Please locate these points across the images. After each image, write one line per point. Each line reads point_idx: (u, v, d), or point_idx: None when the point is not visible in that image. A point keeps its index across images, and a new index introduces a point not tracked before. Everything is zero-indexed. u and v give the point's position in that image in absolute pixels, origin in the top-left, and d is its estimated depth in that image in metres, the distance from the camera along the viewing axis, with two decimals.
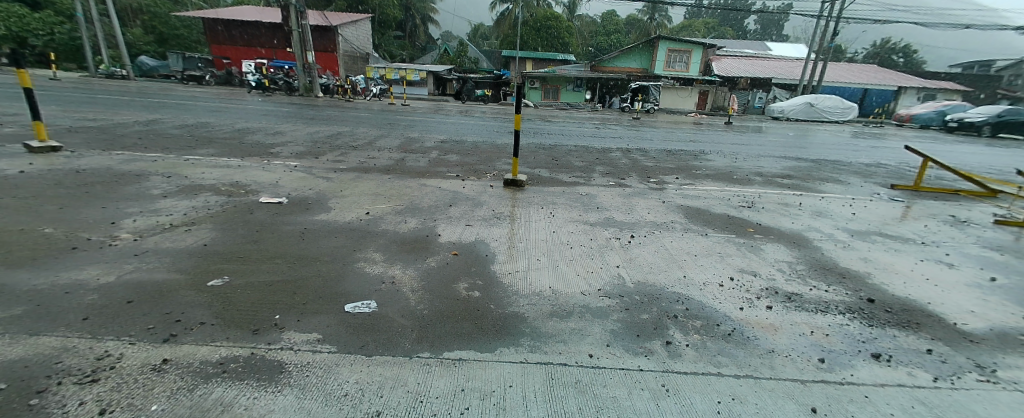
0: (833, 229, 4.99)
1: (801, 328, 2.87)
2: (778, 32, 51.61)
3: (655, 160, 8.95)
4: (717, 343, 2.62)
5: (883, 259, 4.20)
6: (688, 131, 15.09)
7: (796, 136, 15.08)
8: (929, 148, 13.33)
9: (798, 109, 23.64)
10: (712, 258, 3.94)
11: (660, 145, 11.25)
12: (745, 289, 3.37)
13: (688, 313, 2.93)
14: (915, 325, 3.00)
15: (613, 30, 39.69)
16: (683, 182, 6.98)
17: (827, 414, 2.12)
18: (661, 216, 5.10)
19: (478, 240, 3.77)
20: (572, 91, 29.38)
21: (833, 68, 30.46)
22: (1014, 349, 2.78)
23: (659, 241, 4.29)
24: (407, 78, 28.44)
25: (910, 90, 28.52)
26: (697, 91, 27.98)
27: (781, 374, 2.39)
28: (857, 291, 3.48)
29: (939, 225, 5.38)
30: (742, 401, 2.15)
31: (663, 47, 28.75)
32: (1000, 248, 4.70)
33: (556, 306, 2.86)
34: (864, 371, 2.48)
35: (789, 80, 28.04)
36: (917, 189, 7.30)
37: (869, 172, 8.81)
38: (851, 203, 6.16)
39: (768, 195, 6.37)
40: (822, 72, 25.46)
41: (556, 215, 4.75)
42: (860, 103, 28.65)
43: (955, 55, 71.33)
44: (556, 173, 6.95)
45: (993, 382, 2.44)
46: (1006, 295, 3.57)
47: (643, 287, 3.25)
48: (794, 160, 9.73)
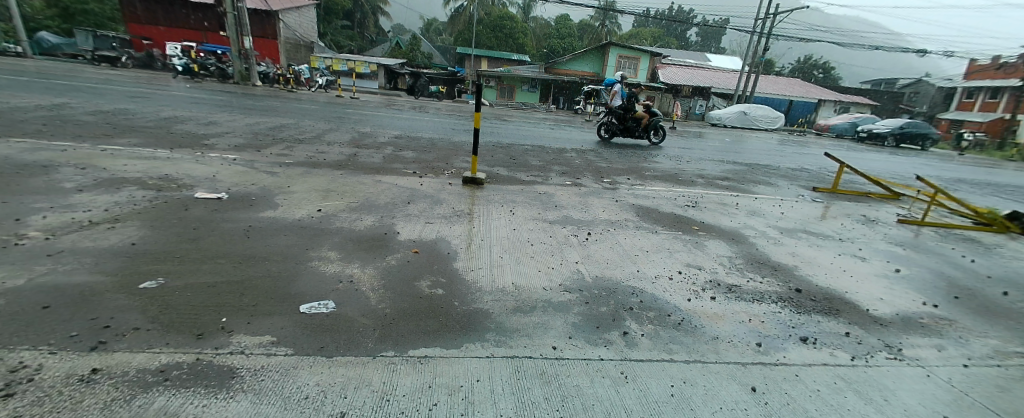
0: (765, 227, 5.44)
1: (741, 316, 3.10)
2: (716, 45, 54.62)
3: (608, 161, 9.29)
4: (669, 332, 2.78)
5: (807, 253, 4.64)
6: (637, 134, 15.69)
7: (733, 142, 16.21)
8: (845, 156, 14.79)
9: (734, 117, 25.39)
10: (661, 253, 4.18)
11: (611, 147, 11.67)
12: (692, 281, 3.60)
13: (643, 305, 3.10)
14: (836, 311, 3.35)
15: (566, 34, 39.80)
16: (635, 182, 7.30)
17: (766, 393, 2.31)
18: (616, 215, 5.30)
19: (440, 238, 3.73)
20: (527, 92, 30.15)
21: (763, 80, 32.98)
22: (915, 330, 3.18)
23: (613, 238, 4.48)
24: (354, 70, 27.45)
25: (827, 103, 31.45)
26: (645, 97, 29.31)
27: (725, 358, 2.58)
28: (787, 282, 3.82)
29: (853, 223, 6.02)
30: (693, 384, 2.31)
31: (614, 53, 29.75)
32: (903, 244, 5.33)
33: (520, 301, 2.93)
34: (795, 353, 2.73)
35: (726, 89, 30.00)
36: (834, 192, 8.07)
37: (795, 176, 9.65)
38: (780, 204, 6.72)
39: (709, 196, 6.80)
40: (754, 83, 27.47)
41: (517, 213, 4.80)
42: (785, 113, 31.24)
43: (865, 73, 79.17)
44: (515, 172, 7.01)
45: (899, 359, 2.78)
46: (907, 284, 4.07)
47: (601, 282, 3.40)
48: (732, 164, 10.46)
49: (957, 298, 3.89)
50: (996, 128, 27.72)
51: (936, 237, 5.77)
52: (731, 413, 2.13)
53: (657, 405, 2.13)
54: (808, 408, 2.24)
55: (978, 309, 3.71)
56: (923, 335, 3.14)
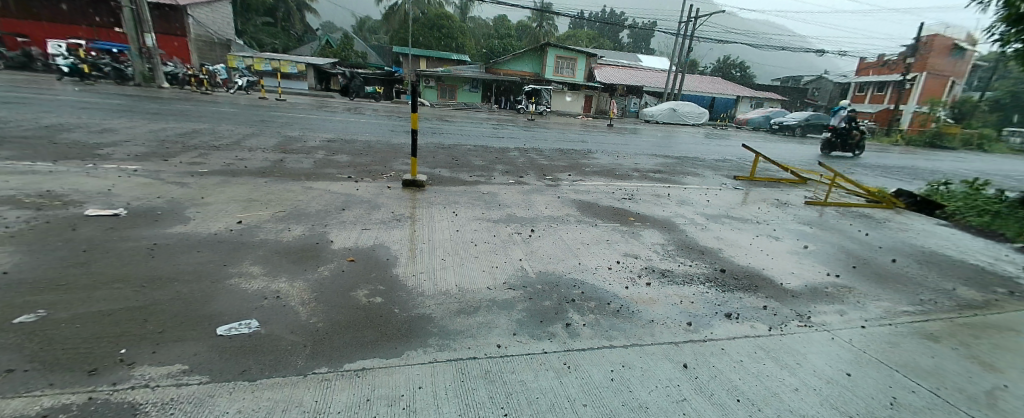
0: (694, 214, 5.77)
1: (673, 299, 3.45)
2: (646, 47, 57.11)
3: (550, 158, 9.43)
4: (608, 320, 3.04)
5: (731, 236, 4.98)
6: (577, 132, 16.08)
7: (665, 137, 17.08)
8: (762, 147, 16.09)
9: (665, 114, 26.76)
10: (601, 245, 4.34)
11: (552, 145, 11.87)
12: (629, 270, 3.87)
13: (584, 296, 3.32)
14: (755, 287, 3.77)
15: (505, 34, 40.00)
16: (575, 178, 7.46)
17: (696, 370, 2.62)
18: (558, 211, 5.37)
19: (378, 243, 3.58)
20: (468, 92, 29.98)
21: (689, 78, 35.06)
22: (820, 299, 3.67)
23: (555, 233, 4.55)
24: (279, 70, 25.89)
25: (746, 99, 34.05)
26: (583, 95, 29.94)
27: (660, 339, 2.90)
28: (712, 263, 4.17)
29: (770, 207, 6.53)
30: (630, 366, 2.58)
31: (552, 53, 30.26)
32: (812, 223, 5.87)
33: (464, 303, 2.91)
34: (720, 328, 3.10)
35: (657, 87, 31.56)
36: (752, 179, 8.71)
37: (720, 166, 10.33)
38: (708, 193, 7.15)
39: (643, 188, 7.08)
40: (681, 81, 29.13)
41: (459, 214, 4.73)
42: (710, 109, 33.45)
43: (777, 72, 86.69)
44: (457, 173, 6.93)
45: (809, 326, 3.23)
46: (814, 258, 4.55)
47: (545, 276, 3.54)
48: (664, 158, 10.99)
49: (855, 267, 4.43)
50: (885, 118, 31.61)
51: (838, 216, 6.41)
52: (667, 390, 2.42)
53: (600, 389, 2.35)
54: (733, 379, 2.57)
55: (870, 276, 4.25)
56: (828, 302, 3.62)
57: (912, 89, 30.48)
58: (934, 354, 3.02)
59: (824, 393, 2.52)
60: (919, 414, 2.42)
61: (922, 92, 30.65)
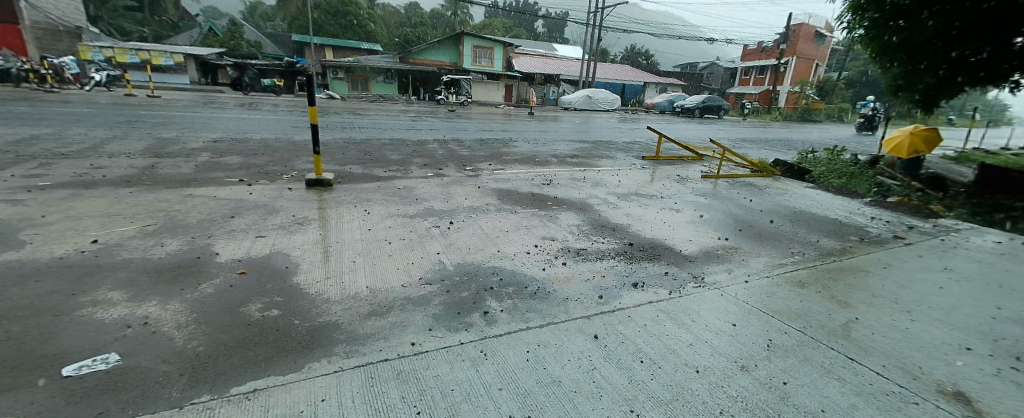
0: (606, 194, 6.05)
1: (586, 275, 3.61)
2: (561, 37, 58.82)
3: (470, 149, 9.36)
4: (525, 302, 3.11)
5: (639, 212, 5.29)
6: (497, 122, 16.11)
7: (582, 123, 17.76)
8: (667, 129, 17.32)
9: (582, 101, 27.73)
10: (519, 231, 4.40)
11: (473, 135, 11.81)
12: (546, 252, 3.98)
13: (502, 282, 3.35)
14: (659, 257, 4.07)
15: (418, 23, 38.89)
16: (495, 167, 7.48)
17: (607, 339, 2.79)
18: (478, 201, 5.33)
19: (275, 251, 3.30)
20: (382, 83, 28.75)
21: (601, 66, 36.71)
22: (713, 261, 4.06)
23: (475, 223, 4.53)
24: (150, 60, 22.72)
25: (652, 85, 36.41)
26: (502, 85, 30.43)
27: (574, 315, 3.02)
28: (622, 238, 4.43)
29: (672, 183, 7.05)
30: (545, 345, 2.66)
31: (468, 43, 29.91)
32: (707, 194, 6.44)
33: (375, 304, 2.80)
34: (628, 298, 3.32)
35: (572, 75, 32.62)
36: (658, 158, 9.33)
37: (630, 148, 10.96)
38: (620, 174, 7.53)
39: (561, 173, 7.29)
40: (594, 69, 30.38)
41: (372, 212, 4.52)
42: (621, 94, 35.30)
43: (679, 60, 93.85)
44: (370, 169, 6.61)
45: (704, 287, 3.56)
46: (709, 225, 5.00)
47: (462, 267, 3.52)
48: (581, 143, 11.42)
49: (741, 230, 4.94)
50: (766, 97, 35.67)
51: (730, 186, 7.09)
52: (578, 362, 2.55)
53: (516, 371, 2.41)
54: (638, 343, 2.78)
55: (755, 237, 4.77)
56: (720, 263, 4.02)
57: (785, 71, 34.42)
58: (803, 298, 3.49)
59: (714, 344, 2.82)
60: (789, 352, 2.79)
61: (792, 74, 34.71)
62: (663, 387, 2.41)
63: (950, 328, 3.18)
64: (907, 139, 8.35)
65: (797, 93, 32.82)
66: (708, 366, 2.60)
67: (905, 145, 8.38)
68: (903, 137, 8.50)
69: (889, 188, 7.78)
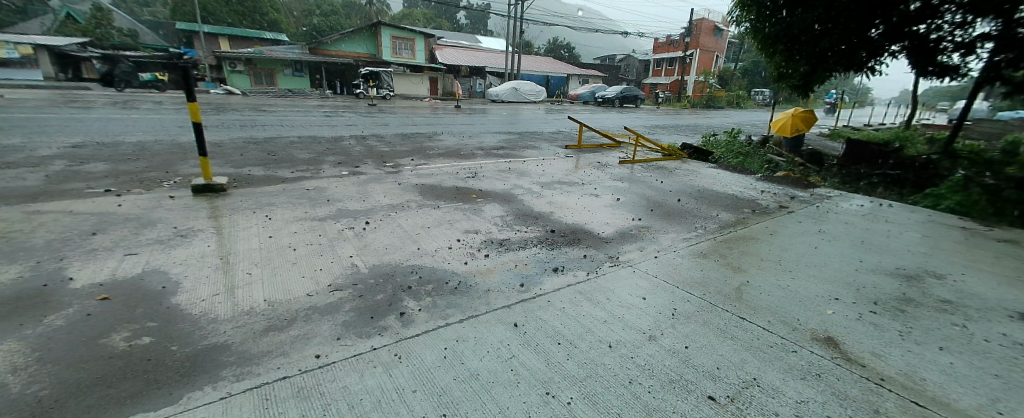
0: (530, 184, 6.11)
1: (509, 265, 3.63)
2: (484, 28, 58.49)
3: (391, 144, 9.00)
4: (445, 299, 3.04)
5: (562, 200, 5.40)
6: (421, 116, 15.66)
7: (509, 115, 17.86)
8: (590, 118, 17.92)
9: (508, 93, 27.87)
10: (442, 226, 4.31)
11: (394, 130, 11.37)
12: (469, 245, 3.93)
13: (421, 280, 3.25)
14: (579, 241, 4.20)
15: (329, 11, 36.56)
16: (418, 162, 7.26)
17: (526, 326, 2.82)
18: (397, 198, 5.13)
19: (151, 270, 2.92)
20: (290, 76, 26.63)
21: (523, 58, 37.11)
22: (628, 241, 4.26)
23: (394, 221, 4.35)
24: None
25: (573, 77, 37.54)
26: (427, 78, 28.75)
27: (495, 306, 3.01)
28: (545, 226, 4.50)
29: (593, 170, 7.30)
30: (464, 339, 2.63)
31: (386, 33, 28.74)
32: (624, 179, 6.75)
33: (274, 317, 2.59)
34: (549, 283, 3.38)
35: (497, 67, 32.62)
36: (580, 147, 9.62)
37: (554, 138, 11.21)
38: (544, 163, 7.65)
39: (485, 165, 7.25)
40: (517, 61, 30.60)
41: (276, 217, 4.17)
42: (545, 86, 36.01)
43: (597, 52, 97.65)
44: (274, 170, 6.10)
45: (619, 266, 3.73)
46: (625, 208, 5.24)
47: (379, 269, 3.36)
48: (506, 134, 11.46)
49: (653, 210, 5.24)
50: (675, 87, 38.36)
51: (644, 170, 7.50)
52: (497, 352, 2.55)
53: (432, 370, 2.35)
54: (555, 326, 2.84)
55: (665, 216, 5.08)
56: (634, 243, 4.23)
57: (690, 63, 37.30)
58: (704, 267, 3.80)
59: (625, 319, 2.96)
60: (691, 318, 3.01)
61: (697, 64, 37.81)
62: (578, 365, 2.48)
63: (823, 282, 3.64)
64: (790, 121, 9.39)
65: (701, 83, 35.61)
66: (620, 340, 2.73)
67: (788, 125, 9.39)
68: (786, 119, 9.54)
69: (777, 164, 8.69)
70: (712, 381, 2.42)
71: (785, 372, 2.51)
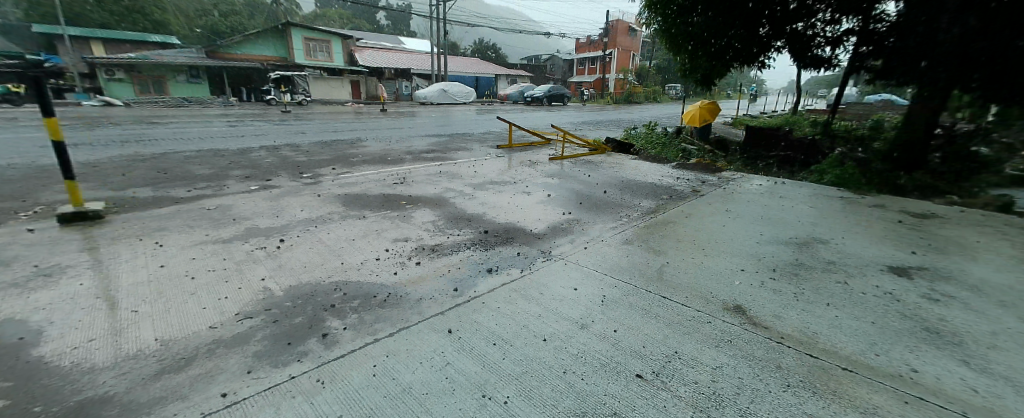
0: (461, 186, 6.00)
1: (441, 270, 3.52)
2: (407, 28, 56.90)
3: (309, 153, 8.44)
4: (373, 313, 2.88)
5: (493, 200, 5.37)
6: (343, 121, 14.87)
7: (439, 117, 17.51)
8: (519, 117, 18.10)
9: (437, 95, 27.35)
10: (369, 237, 4.09)
11: (313, 137, 10.68)
12: (399, 254, 3.76)
13: (345, 297, 3.05)
14: (512, 239, 4.19)
15: (229, 11, 33.57)
16: (340, 171, 6.86)
17: (460, 330, 2.75)
18: (317, 211, 4.80)
19: (6, 321, 2.48)
20: (184, 83, 24.04)
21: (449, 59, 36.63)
22: (559, 235, 4.33)
23: (314, 236, 4.07)
24: None
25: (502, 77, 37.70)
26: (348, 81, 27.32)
27: (427, 314, 2.90)
28: (478, 227, 4.44)
29: (524, 168, 7.35)
30: (395, 353, 2.50)
31: (298, 35, 26.88)
32: (555, 175, 6.87)
33: (170, 358, 2.31)
34: (482, 284, 3.33)
35: (423, 69, 31.90)
36: (511, 146, 9.65)
37: (484, 139, 11.15)
38: (476, 164, 7.58)
39: (414, 170, 7.02)
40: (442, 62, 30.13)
41: (171, 243, 3.72)
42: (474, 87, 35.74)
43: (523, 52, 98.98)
44: (168, 189, 5.46)
45: (552, 259, 3.77)
46: (555, 203, 5.33)
47: (298, 289, 3.11)
48: (436, 137, 11.22)
49: (581, 204, 5.37)
50: (598, 85, 40.00)
51: (573, 166, 7.69)
52: (429, 361, 2.45)
53: (359, 391, 2.21)
54: (489, 326, 2.80)
55: (593, 208, 5.23)
56: (565, 236, 4.31)
57: (611, 62, 39.09)
58: (630, 253, 3.95)
59: (558, 311, 2.99)
60: (620, 303, 3.12)
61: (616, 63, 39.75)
62: (513, 363, 2.46)
63: (733, 256, 3.94)
64: (698, 112, 10.15)
65: (622, 80, 37.42)
66: (554, 332, 2.76)
67: (697, 117, 10.15)
68: (694, 111, 10.30)
69: (690, 152, 9.35)
70: (639, 359, 2.52)
71: (704, 343, 2.68)
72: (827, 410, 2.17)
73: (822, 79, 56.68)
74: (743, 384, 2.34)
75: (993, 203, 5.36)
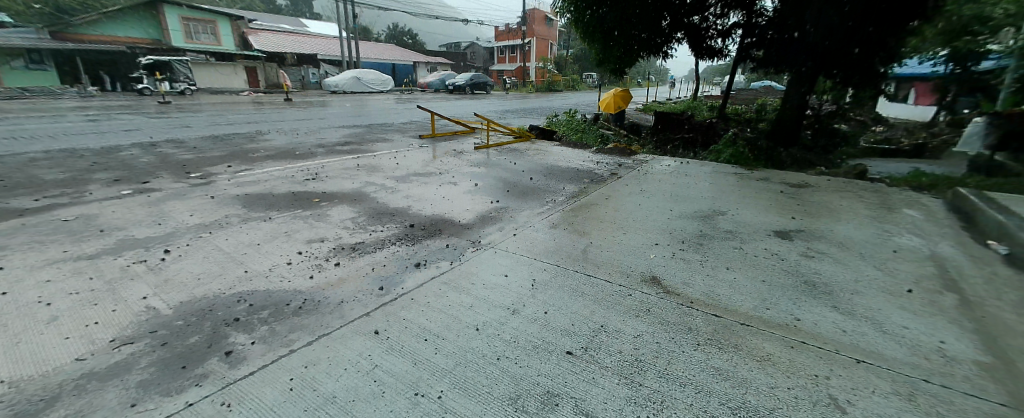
0: (382, 180, 5.68)
1: (364, 269, 3.29)
2: (311, 9, 52.48)
3: (199, 149, 7.45)
4: (287, 322, 2.61)
5: (418, 193, 5.15)
6: (241, 112, 13.37)
7: (354, 106, 16.44)
8: (441, 106, 17.60)
9: (349, 83, 25.62)
10: (278, 240, 3.71)
11: (204, 131, 9.46)
12: (315, 256, 3.46)
13: (253, 307, 2.74)
14: (440, 231, 4.05)
15: None
16: (238, 168, 6.14)
17: (386, 330, 2.60)
18: (213, 215, 4.26)
19: None
20: (21, 70, 19.87)
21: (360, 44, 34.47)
22: (488, 224, 4.27)
23: (211, 243, 3.60)
24: None
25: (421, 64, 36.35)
26: (242, 67, 24.73)
27: (349, 317, 2.70)
28: (402, 221, 4.23)
29: (449, 158, 7.14)
30: (314, 363, 2.29)
31: (173, 15, 23.60)
32: (481, 164, 6.76)
33: (24, 404, 1.93)
34: (410, 280, 3.17)
35: (330, 55, 29.72)
36: (435, 136, 9.34)
37: (405, 129, 10.67)
38: (397, 156, 7.20)
39: (327, 164, 6.51)
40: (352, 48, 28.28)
41: (17, 265, 3.08)
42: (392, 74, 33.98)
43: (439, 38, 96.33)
44: (9, 199, 4.50)
45: (482, 249, 3.71)
46: (483, 193, 5.25)
47: (194, 304, 2.73)
48: (351, 128, 10.50)
49: (509, 192, 5.35)
50: (520, 73, 40.31)
51: (499, 154, 7.63)
52: (354, 367, 2.27)
53: (274, 410, 1.99)
54: (418, 322, 2.68)
55: (521, 195, 5.23)
56: (494, 224, 4.25)
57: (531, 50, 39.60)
58: (558, 237, 4.01)
59: (489, 299, 2.95)
60: (549, 285, 3.15)
61: (534, 52, 40.75)
62: (446, 357, 2.38)
63: (651, 232, 4.18)
64: (613, 98, 10.61)
65: (542, 68, 38.07)
66: (486, 321, 2.71)
67: (611, 104, 10.60)
68: (609, 98, 10.75)
69: (608, 137, 9.77)
70: (570, 337, 2.57)
71: (627, 314, 2.81)
72: (732, 362, 2.39)
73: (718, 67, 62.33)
74: (662, 349, 2.49)
75: (852, 171, 6.24)
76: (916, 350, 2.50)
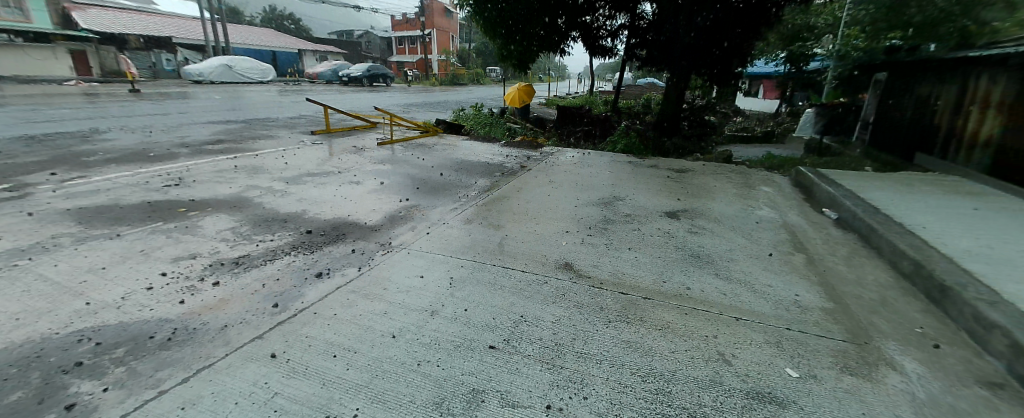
0: (269, 182, 5.03)
1: (253, 286, 2.86)
2: None
3: (9, 153, 5.88)
4: (154, 358, 2.15)
5: (314, 194, 4.66)
6: (71, 106, 10.91)
7: (226, 99, 14.43)
8: (334, 99, 16.28)
9: (219, 72, 22.41)
10: (132, 261, 3.05)
11: (15, 130, 7.51)
12: (187, 276, 2.92)
13: (103, 346, 2.21)
14: (344, 235, 3.71)
15: None
16: (69, 176, 4.96)
17: (285, 352, 2.27)
18: (36, 236, 3.37)
19: None
20: None
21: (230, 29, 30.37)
22: (397, 224, 4.01)
23: (34, 272, 2.83)
24: None
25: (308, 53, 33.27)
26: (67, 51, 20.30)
27: (237, 342, 2.31)
28: (296, 228, 3.78)
29: (348, 155, 6.60)
30: (192, 402, 1.91)
31: None
32: (386, 161, 6.38)
33: None
34: (310, 293, 2.83)
35: (189, 40, 25.70)
36: (330, 132, 8.58)
37: (292, 124, 9.64)
38: (286, 155, 6.46)
39: (194, 167, 5.58)
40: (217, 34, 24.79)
41: None
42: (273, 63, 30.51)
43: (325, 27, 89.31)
44: None
45: (392, 251, 3.47)
46: (388, 191, 4.93)
47: (12, 352, 2.12)
48: (226, 124, 9.17)
49: (418, 189, 5.11)
50: (422, 66, 39.39)
51: (404, 150, 7.26)
52: (247, 398, 1.95)
53: None
54: (323, 337, 2.39)
55: (430, 192, 5.03)
56: (403, 224, 4.01)
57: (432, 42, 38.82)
58: (472, 232, 3.92)
59: (404, 303, 2.76)
60: (466, 282, 3.05)
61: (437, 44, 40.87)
62: (360, 371, 2.16)
63: (561, 221, 4.30)
64: (517, 93, 10.75)
65: (444, 61, 37.57)
66: (401, 327, 2.52)
67: (517, 98, 10.73)
68: (514, 93, 10.88)
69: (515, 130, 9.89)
70: (491, 332, 2.51)
71: (544, 302, 2.83)
72: (640, 335, 2.54)
73: (607, 64, 67.44)
74: (578, 330, 2.56)
75: (720, 157, 7.13)
76: (780, 304, 2.90)
